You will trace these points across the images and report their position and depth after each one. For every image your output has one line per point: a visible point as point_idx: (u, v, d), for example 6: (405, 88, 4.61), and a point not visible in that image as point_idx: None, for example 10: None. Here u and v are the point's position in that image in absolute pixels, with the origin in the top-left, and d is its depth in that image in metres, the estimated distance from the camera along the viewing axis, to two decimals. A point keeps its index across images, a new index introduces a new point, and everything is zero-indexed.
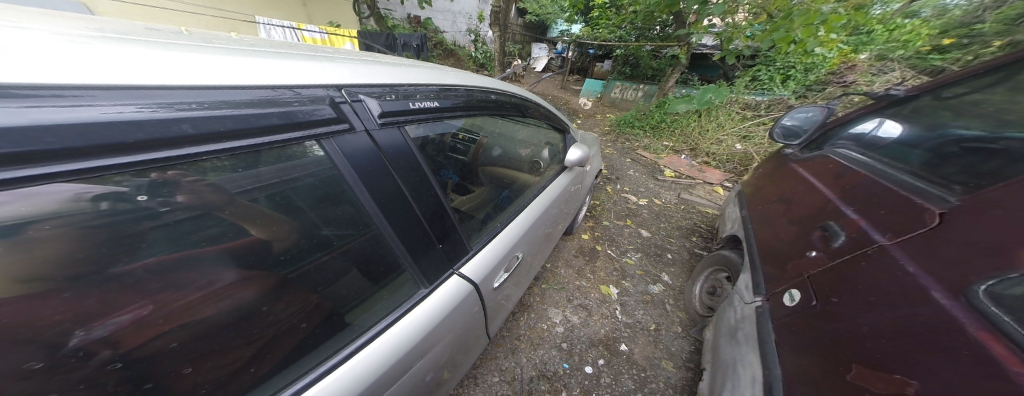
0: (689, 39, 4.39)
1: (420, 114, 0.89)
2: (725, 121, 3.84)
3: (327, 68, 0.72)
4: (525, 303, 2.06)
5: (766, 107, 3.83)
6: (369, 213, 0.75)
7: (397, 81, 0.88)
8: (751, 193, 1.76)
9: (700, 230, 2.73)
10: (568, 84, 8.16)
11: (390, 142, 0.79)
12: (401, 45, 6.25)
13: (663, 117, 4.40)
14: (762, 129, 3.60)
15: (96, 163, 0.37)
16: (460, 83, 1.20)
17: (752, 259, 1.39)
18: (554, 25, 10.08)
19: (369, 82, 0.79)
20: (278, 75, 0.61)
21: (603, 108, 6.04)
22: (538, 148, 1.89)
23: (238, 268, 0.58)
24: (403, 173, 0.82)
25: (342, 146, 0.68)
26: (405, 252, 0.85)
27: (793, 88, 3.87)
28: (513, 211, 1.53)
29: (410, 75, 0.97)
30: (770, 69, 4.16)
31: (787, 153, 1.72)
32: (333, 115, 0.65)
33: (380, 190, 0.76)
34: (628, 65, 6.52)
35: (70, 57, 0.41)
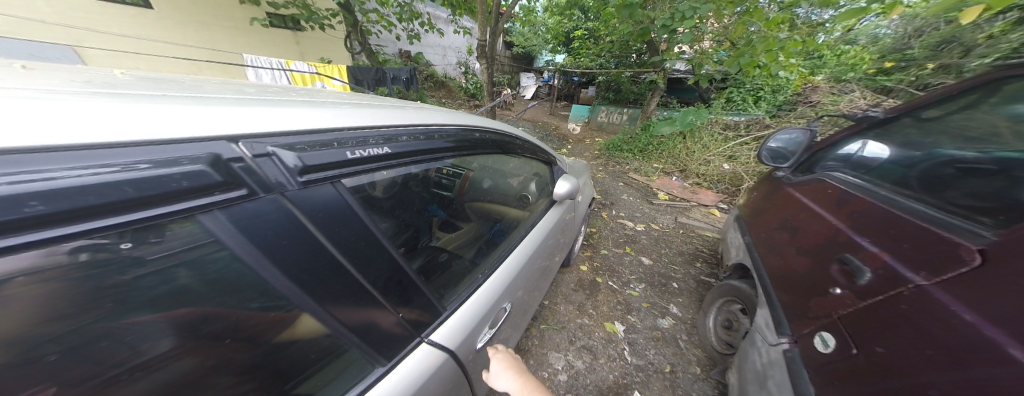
0: (665, 66, 4.63)
1: (369, 164, 0.69)
2: (709, 142, 3.94)
3: (279, 116, 0.58)
4: (523, 349, 1.88)
5: (745, 127, 3.97)
6: (288, 296, 0.57)
7: (361, 128, 0.72)
8: (750, 218, 1.71)
9: (703, 255, 2.66)
10: (555, 110, 8.44)
11: (320, 202, 0.58)
12: (390, 79, 6.30)
13: (649, 140, 4.50)
14: (746, 148, 3.71)
15: (82, 227, 0.32)
16: (438, 124, 1.07)
17: (766, 292, 1.31)
18: (538, 55, 10.63)
19: (321, 131, 0.62)
20: (273, 122, 0.56)
21: (591, 133, 6.19)
22: (528, 181, 1.83)
23: (175, 338, 0.47)
24: (339, 240, 0.62)
25: (240, 221, 0.47)
26: (345, 333, 0.67)
27: (765, 108, 4.07)
28: (503, 251, 1.42)
29: (377, 119, 0.81)
30: (742, 91, 4.38)
31: (781, 177, 1.68)
32: (220, 179, 0.43)
33: (303, 266, 0.56)
34: (610, 90, 6.81)
35: (44, 114, 0.35)
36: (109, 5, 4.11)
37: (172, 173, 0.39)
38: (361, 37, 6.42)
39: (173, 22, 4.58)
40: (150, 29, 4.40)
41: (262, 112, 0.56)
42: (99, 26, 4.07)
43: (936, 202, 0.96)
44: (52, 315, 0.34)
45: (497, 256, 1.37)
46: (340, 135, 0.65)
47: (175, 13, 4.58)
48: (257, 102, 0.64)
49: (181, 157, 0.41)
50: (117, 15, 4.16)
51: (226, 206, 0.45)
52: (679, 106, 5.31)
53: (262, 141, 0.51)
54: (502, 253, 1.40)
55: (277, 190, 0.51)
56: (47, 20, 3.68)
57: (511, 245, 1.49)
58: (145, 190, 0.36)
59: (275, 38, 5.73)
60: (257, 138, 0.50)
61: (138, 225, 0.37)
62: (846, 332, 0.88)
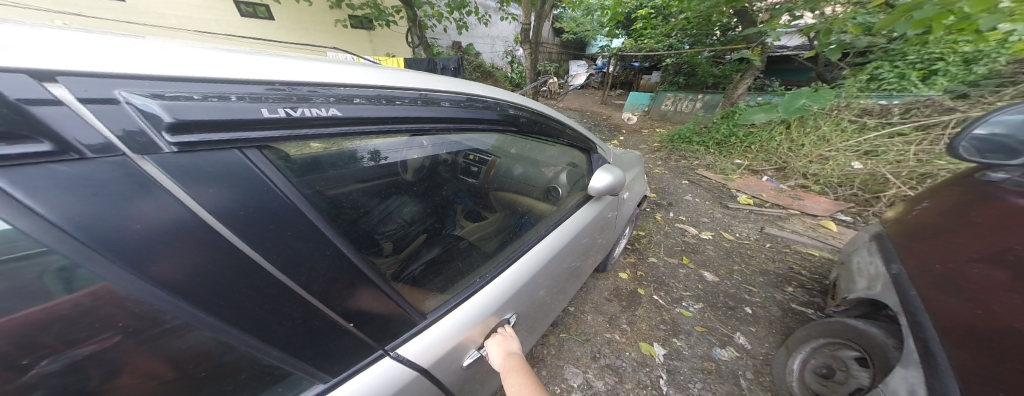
0: (765, 40, 3.71)
1: (299, 128, 0.46)
2: (832, 133, 2.99)
3: (171, 57, 0.41)
4: (535, 356, 1.62)
5: (902, 112, 2.82)
6: (161, 307, 0.38)
7: (308, 83, 0.52)
8: (905, 240, 1.11)
9: (798, 278, 2.00)
10: (611, 100, 7.67)
11: (216, 172, 0.39)
12: (440, 69, 6.40)
13: (732, 130, 3.68)
14: (896, 142, 2.67)
15: None
16: (445, 87, 0.80)
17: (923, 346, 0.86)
18: (596, 42, 9.76)
19: (233, 80, 0.44)
20: (215, 68, 0.44)
21: (652, 123, 5.40)
22: (560, 170, 1.52)
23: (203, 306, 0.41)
24: (236, 227, 0.42)
25: (38, 194, 0.27)
26: (266, 348, 0.50)
27: (942, 86, 2.82)
28: (520, 244, 1.13)
29: (341, 72, 0.59)
30: (898, 64, 3.15)
31: (995, 181, 0.92)
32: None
33: (184, 265, 0.39)
34: (681, 74, 5.83)
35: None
36: (251, 20, 5.15)
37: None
38: (420, 30, 6.65)
39: (285, 30, 5.50)
40: (265, 36, 5.33)
41: (150, 51, 0.40)
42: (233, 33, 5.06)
43: None
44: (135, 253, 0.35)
45: (511, 250, 1.09)
46: (280, 90, 0.48)
47: (288, 22, 5.49)
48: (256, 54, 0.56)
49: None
50: (254, 28, 5.21)
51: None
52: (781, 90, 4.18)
53: (121, 84, 0.34)
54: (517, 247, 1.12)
55: (120, 153, 0.32)
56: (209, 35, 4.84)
57: (532, 237, 1.19)
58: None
59: (356, 37, 6.39)
60: (91, 78, 0.32)
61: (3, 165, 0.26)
62: None
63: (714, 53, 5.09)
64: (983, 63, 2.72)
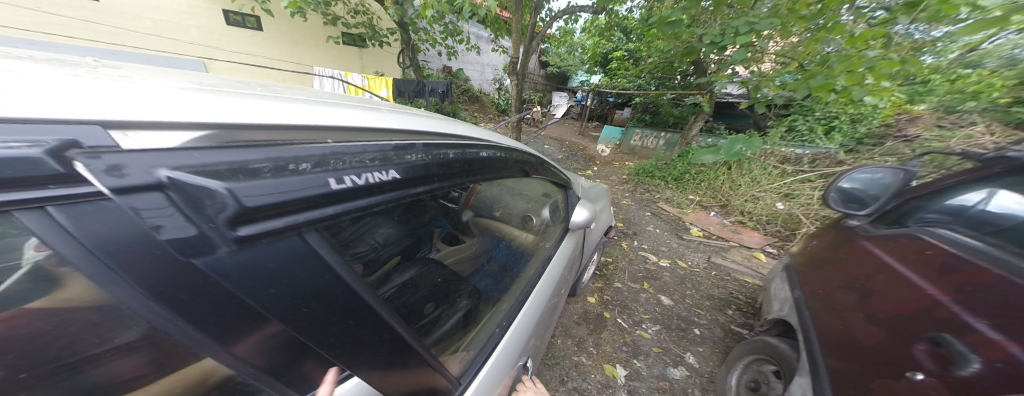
0: (711, 89, 4.19)
1: (366, 195, 0.52)
2: (761, 175, 3.43)
3: (209, 105, 0.42)
4: None
5: (810, 162, 3.36)
6: (150, 318, 0.36)
7: (335, 132, 0.53)
8: (804, 269, 1.34)
9: (737, 302, 2.25)
10: (587, 131, 8.25)
11: (271, 254, 0.41)
12: (427, 91, 6.23)
13: (686, 168, 4.09)
14: (807, 186, 3.12)
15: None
16: (455, 135, 0.84)
17: (812, 357, 1.03)
18: (576, 76, 10.58)
19: (265, 127, 0.45)
20: (264, 111, 0.48)
21: (622, 156, 5.88)
22: (543, 204, 1.64)
23: (196, 323, 0.39)
24: (251, 284, 0.40)
25: (92, 224, 0.28)
26: (262, 378, 0.46)
27: (840, 140, 3.40)
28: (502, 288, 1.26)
29: (365, 118, 0.62)
30: (808, 119, 3.76)
31: (852, 226, 1.19)
32: (61, 170, 0.25)
33: (189, 289, 0.36)
34: (647, 113, 6.47)
35: (73, 84, 0.37)
36: (237, 29, 5.19)
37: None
38: (413, 53, 6.93)
39: (273, 42, 5.55)
40: (249, 45, 5.35)
41: (189, 97, 0.42)
42: (217, 39, 5.07)
43: None
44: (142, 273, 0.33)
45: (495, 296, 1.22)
46: (339, 155, 0.48)
47: (277, 35, 5.54)
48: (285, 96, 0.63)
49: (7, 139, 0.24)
50: (240, 37, 5.25)
51: (62, 202, 0.26)
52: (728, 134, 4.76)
53: (171, 158, 0.32)
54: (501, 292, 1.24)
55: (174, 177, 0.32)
56: (188, 41, 4.83)
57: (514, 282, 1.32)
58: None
59: (345, 54, 6.52)
60: (126, 155, 0.29)
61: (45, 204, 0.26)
62: None
63: (674, 97, 5.73)
64: (865, 123, 3.35)
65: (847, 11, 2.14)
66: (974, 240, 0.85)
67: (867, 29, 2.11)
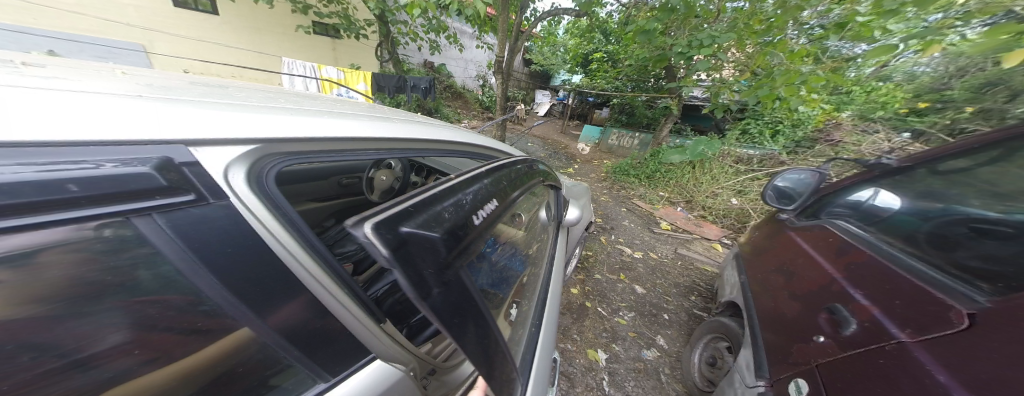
0: (680, 92, 4.47)
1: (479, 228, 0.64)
2: (719, 174, 3.77)
3: (237, 117, 0.50)
4: None
5: (759, 161, 3.76)
6: (219, 306, 0.43)
7: (345, 143, 0.63)
8: (749, 255, 1.58)
9: (699, 289, 2.52)
10: (567, 129, 8.46)
11: (454, 290, 0.52)
12: (409, 87, 6.11)
13: (657, 167, 4.37)
14: (757, 184, 3.48)
15: (103, 210, 0.32)
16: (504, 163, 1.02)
17: (752, 331, 1.23)
18: (557, 75, 10.78)
19: (293, 138, 0.54)
20: (265, 125, 0.52)
21: (600, 154, 6.13)
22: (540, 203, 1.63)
23: (248, 305, 0.45)
24: (446, 319, 0.48)
25: (179, 229, 0.38)
26: (307, 362, 0.51)
27: (783, 142, 3.82)
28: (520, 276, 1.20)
29: (366, 125, 0.72)
30: (759, 123, 4.14)
31: (783, 219, 1.43)
32: (165, 184, 0.35)
33: (247, 277, 0.44)
34: (624, 113, 6.78)
35: (91, 102, 0.40)
36: (184, 11, 4.84)
37: (110, 175, 0.32)
38: (391, 47, 6.75)
39: (230, 27, 5.19)
40: (206, 30, 5.00)
41: (209, 109, 0.48)
42: (167, 23, 4.73)
43: (930, 257, 0.90)
44: (210, 262, 0.41)
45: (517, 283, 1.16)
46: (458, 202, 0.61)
47: (237, 21, 5.21)
48: (278, 107, 0.66)
49: (126, 160, 0.34)
50: (190, 19, 4.90)
51: (162, 210, 0.36)
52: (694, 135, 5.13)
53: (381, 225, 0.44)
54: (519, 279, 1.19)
55: (228, 197, 0.42)
56: (132, 23, 4.49)
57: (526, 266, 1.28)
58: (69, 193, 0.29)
59: (317, 44, 6.21)
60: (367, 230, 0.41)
61: (141, 210, 0.35)
62: (820, 381, 0.88)
63: (648, 99, 6.04)
64: (802, 128, 3.80)
65: (789, 28, 2.41)
66: (863, 229, 1.10)
67: (805, 46, 2.40)
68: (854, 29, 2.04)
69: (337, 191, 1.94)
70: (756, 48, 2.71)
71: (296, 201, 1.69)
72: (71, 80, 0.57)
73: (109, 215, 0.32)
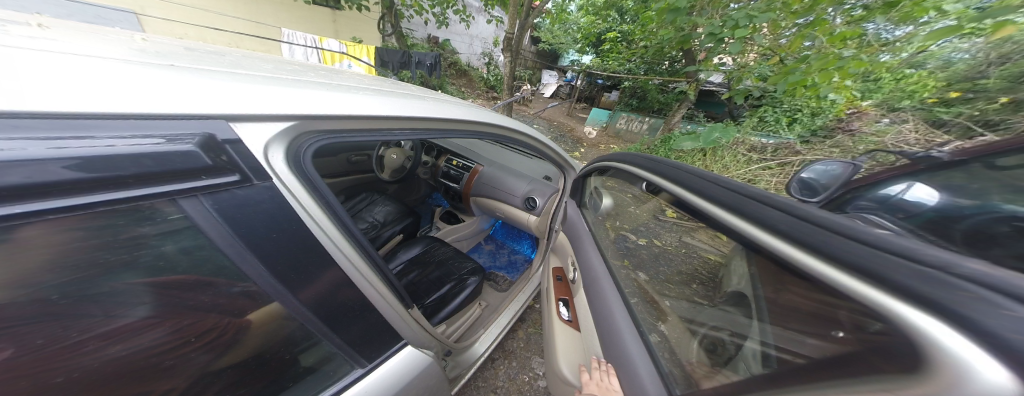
0: (697, 77, 4.27)
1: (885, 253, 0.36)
2: (731, 163, 3.68)
3: (257, 91, 0.52)
4: (507, 347, 1.71)
5: (773, 150, 3.63)
6: (253, 279, 0.50)
7: (361, 122, 0.66)
8: None
9: None
10: (574, 112, 8.25)
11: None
12: (414, 63, 5.95)
13: (667, 154, 4.27)
14: (768, 173, 3.39)
15: (132, 192, 0.35)
16: (699, 181, 0.72)
17: None
18: (566, 55, 10.34)
19: (318, 115, 0.57)
20: (286, 102, 0.54)
21: (608, 139, 6.00)
22: (561, 190, 1.56)
23: (277, 279, 0.52)
24: None
25: (224, 209, 0.43)
26: (328, 333, 0.60)
27: (799, 132, 3.73)
28: (591, 259, 1.13)
29: (382, 102, 0.74)
30: (777, 111, 4.11)
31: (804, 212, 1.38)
32: (210, 162, 0.40)
33: (280, 253, 0.50)
34: (635, 97, 6.56)
35: (115, 76, 0.41)
36: None
37: (163, 151, 0.36)
38: (396, 19, 6.47)
39: None
40: None
41: (227, 83, 0.49)
42: None
43: None
44: (247, 239, 0.47)
45: (590, 271, 1.11)
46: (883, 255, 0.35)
47: None
48: (293, 82, 0.66)
49: (173, 135, 0.38)
50: None
51: (210, 190, 0.41)
52: (706, 122, 4.98)
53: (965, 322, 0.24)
54: (588, 264, 1.13)
55: (271, 178, 0.48)
56: None
57: (587, 247, 1.19)
58: (120, 169, 0.34)
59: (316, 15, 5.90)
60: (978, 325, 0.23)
61: (174, 194, 0.38)
62: None
63: (661, 82, 5.80)
64: (822, 117, 3.71)
65: (832, 6, 2.21)
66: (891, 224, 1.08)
67: (845, 27, 2.22)
68: (906, 8, 1.86)
69: (346, 168, 1.88)
70: (787, 29, 2.55)
71: None
72: (85, 47, 0.55)
73: (154, 196, 0.37)
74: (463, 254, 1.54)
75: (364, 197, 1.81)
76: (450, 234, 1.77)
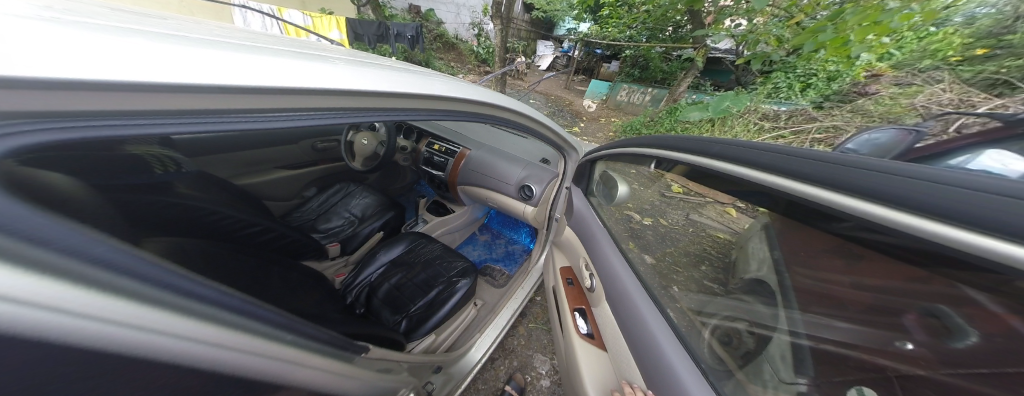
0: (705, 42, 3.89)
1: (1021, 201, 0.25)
2: (741, 133, 3.40)
3: (98, 50, 0.31)
4: (506, 346, 1.58)
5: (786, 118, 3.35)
6: None
7: (273, 99, 0.42)
8: None
9: None
10: (571, 85, 7.80)
11: None
12: (394, 36, 5.44)
13: (673, 125, 3.97)
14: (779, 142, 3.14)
15: None
16: (736, 151, 0.55)
17: None
18: (561, 23, 9.63)
19: (175, 88, 0.33)
20: (150, 71, 0.32)
21: (608, 112, 5.68)
22: (559, 174, 1.34)
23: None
24: None
25: None
26: None
27: (813, 97, 3.43)
28: (612, 262, 0.87)
29: (312, 68, 0.49)
30: (790, 76, 3.76)
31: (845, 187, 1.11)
32: None
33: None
34: (636, 67, 6.13)
35: None
36: None
37: None
38: None
39: None
40: None
41: (70, 41, 0.31)
42: None
43: None
44: None
45: (612, 276, 0.85)
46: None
47: None
48: (230, 47, 0.48)
49: None
50: None
51: None
52: (712, 92, 4.63)
53: None
54: (608, 268, 0.87)
55: None
56: None
57: (606, 245, 0.93)
58: None
59: None
60: None
61: None
62: None
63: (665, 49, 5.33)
64: (840, 81, 3.38)
65: None
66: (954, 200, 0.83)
67: None
68: None
69: (313, 157, 1.68)
70: None
71: (263, 170, 1.46)
72: None
73: None
74: (453, 252, 1.35)
75: (338, 188, 1.58)
76: (439, 228, 1.57)
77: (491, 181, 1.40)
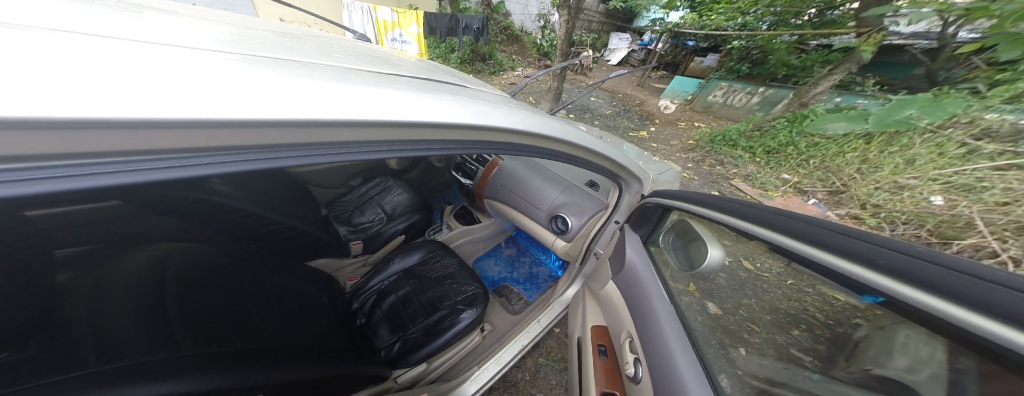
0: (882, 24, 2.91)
1: None
2: (922, 157, 2.21)
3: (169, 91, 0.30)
4: (507, 378, 1.39)
5: None
6: None
7: (322, 132, 0.38)
8: None
9: None
10: (648, 82, 6.91)
11: None
12: (462, 28, 5.53)
13: (792, 139, 2.97)
14: (1008, 176, 1.84)
15: None
16: (856, 245, 0.36)
17: None
18: (644, 13, 8.57)
19: (227, 121, 0.30)
20: (203, 103, 0.30)
21: (692, 114, 4.82)
22: (609, 206, 1.06)
23: None
24: None
25: None
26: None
27: None
28: (676, 360, 0.58)
29: (368, 100, 0.44)
30: None
31: None
32: None
33: None
34: (746, 61, 4.95)
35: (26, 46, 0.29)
36: None
37: None
38: None
39: None
40: None
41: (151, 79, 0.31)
42: None
43: None
44: None
45: (670, 377, 0.57)
46: None
47: None
48: (315, 71, 0.49)
49: None
50: None
51: None
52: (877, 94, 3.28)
53: None
54: (665, 362, 0.60)
55: None
56: None
57: (665, 323, 0.65)
58: None
59: None
60: None
61: None
62: None
63: (799, 37, 4.20)
64: None
65: None
66: None
67: None
68: None
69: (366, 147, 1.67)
70: None
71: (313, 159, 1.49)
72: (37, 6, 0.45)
73: None
74: (469, 272, 1.21)
75: (378, 181, 1.51)
76: (462, 237, 1.45)
77: (522, 203, 1.21)
